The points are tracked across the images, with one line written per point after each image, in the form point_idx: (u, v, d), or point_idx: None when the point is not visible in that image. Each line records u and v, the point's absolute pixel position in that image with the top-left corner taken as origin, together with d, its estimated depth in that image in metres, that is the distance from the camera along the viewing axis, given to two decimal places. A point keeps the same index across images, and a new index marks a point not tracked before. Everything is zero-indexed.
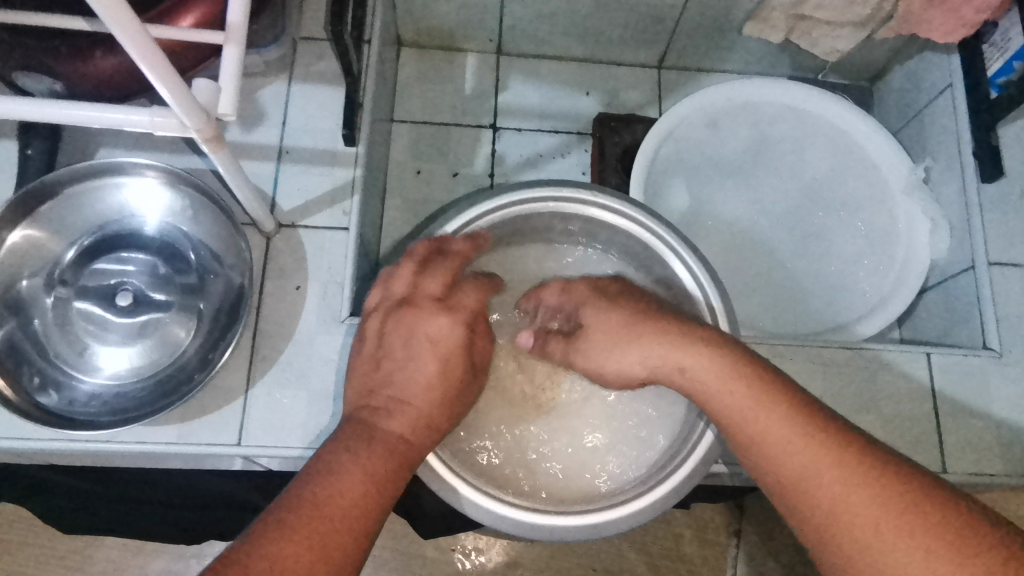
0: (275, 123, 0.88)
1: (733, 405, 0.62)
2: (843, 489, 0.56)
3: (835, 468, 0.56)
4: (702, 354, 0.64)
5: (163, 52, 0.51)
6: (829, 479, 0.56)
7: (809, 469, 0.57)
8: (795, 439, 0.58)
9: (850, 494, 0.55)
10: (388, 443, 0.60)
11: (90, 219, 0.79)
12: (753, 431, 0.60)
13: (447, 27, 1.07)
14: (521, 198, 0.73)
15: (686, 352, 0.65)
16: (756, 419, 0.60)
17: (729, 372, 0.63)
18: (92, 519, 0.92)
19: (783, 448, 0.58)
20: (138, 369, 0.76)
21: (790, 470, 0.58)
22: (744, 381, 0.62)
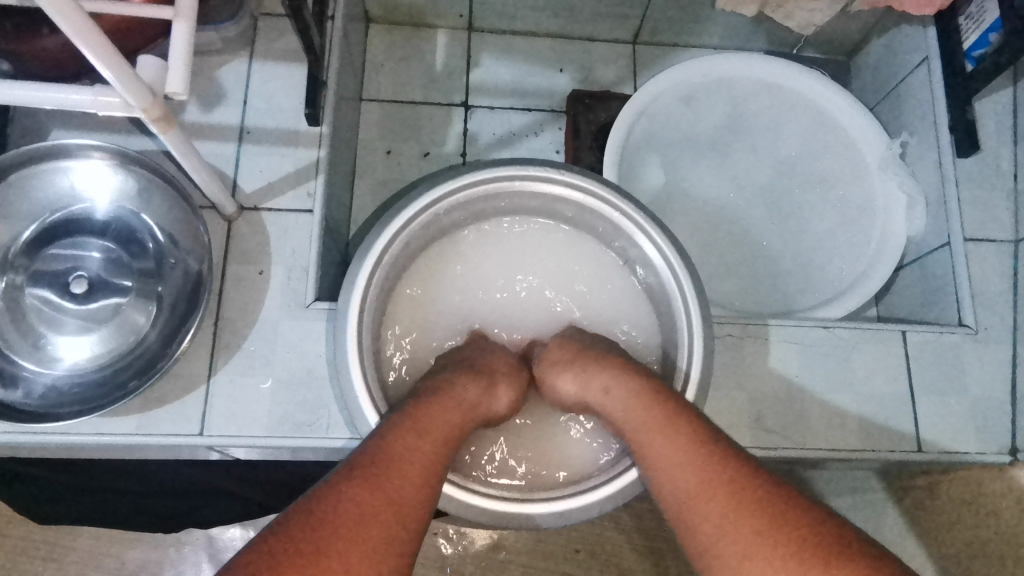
0: (236, 103, 0.86)
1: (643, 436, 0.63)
2: (746, 540, 0.55)
3: (738, 519, 0.56)
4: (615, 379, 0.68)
5: (98, 26, 0.47)
6: (736, 526, 0.55)
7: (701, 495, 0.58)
8: (705, 488, 0.58)
9: (757, 544, 0.54)
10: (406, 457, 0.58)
11: (41, 204, 0.76)
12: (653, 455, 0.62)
13: (415, 2, 1.04)
14: (489, 175, 0.71)
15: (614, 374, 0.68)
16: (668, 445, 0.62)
17: (635, 402, 0.65)
18: (61, 510, 0.89)
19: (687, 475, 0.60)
20: (95, 357, 0.73)
21: (699, 518, 0.58)
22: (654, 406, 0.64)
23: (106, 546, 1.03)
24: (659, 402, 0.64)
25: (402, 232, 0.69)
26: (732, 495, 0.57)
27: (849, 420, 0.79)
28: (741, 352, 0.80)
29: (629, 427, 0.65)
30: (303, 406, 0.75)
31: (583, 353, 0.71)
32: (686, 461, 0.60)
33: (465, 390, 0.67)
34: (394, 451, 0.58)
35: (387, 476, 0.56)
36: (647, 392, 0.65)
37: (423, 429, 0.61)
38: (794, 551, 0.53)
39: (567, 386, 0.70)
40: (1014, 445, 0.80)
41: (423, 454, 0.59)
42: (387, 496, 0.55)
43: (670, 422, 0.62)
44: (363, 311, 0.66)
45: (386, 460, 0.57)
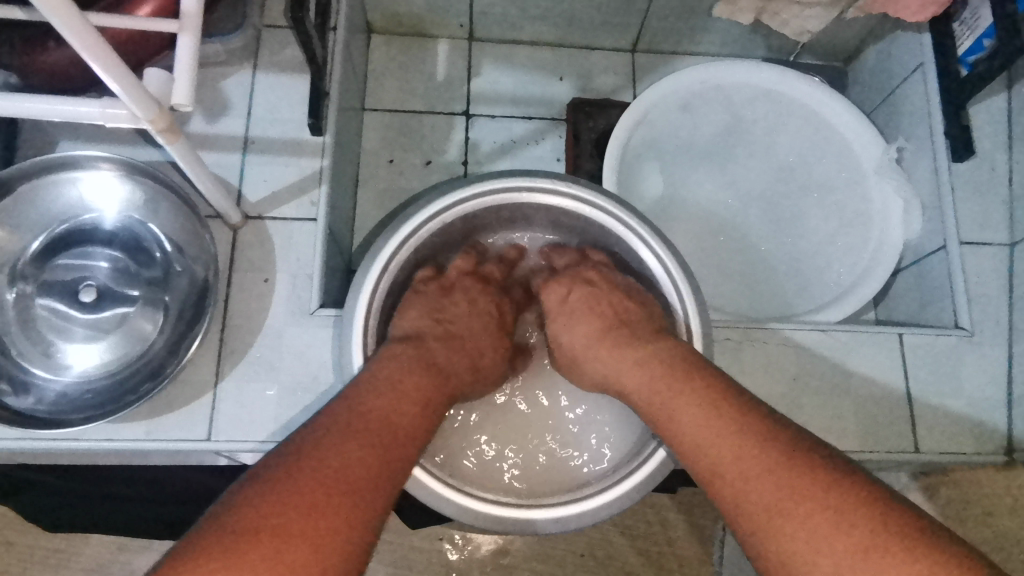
0: (240, 114, 0.87)
1: (665, 402, 0.64)
2: (755, 470, 0.57)
3: (744, 455, 0.58)
4: (641, 351, 0.69)
5: (105, 39, 0.49)
6: (745, 462, 0.58)
7: (741, 474, 0.58)
8: (706, 429, 0.61)
9: (764, 469, 0.57)
10: (369, 428, 0.59)
11: (50, 214, 0.77)
12: (675, 420, 0.63)
13: (417, 13, 1.06)
14: (494, 185, 0.73)
15: (629, 353, 0.70)
16: (685, 415, 0.62)
17: (663, 368, 0.66)
18: (70, 516, 0.91)
19: (716, 449, 0.60)
20: (103, 364, 0.74)
21: (713, 455, 0.60)
22: (681, 377, 0.64)
23: (116, 553, 1.04)
24: (679, 365, 0.65)
25: (408, 239, 0.71)
26: (737, 431, 0.60)
27: (847, 423, 0.80)
28: (740, 355, 0.81)
29: (643, 395, 0.67)
30: (308, 411, 0.76)
31: (611, 332, 0.73)
32: (689, 405, 0.63)
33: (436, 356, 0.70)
34: (360, 415, 0.60)
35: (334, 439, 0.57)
36: (672, 359, 0.66)
37: (379, 383, 0.63)
38: (795, 479, 0.56)
39: (603, 360, 0.72)
40: (1010, 443, 0.81)
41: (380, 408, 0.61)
42: (346, 451, 0.57)
43: (685, 377, 0.64)
44: (369, 318, 0.68)
45: (331, 428, 0.58)
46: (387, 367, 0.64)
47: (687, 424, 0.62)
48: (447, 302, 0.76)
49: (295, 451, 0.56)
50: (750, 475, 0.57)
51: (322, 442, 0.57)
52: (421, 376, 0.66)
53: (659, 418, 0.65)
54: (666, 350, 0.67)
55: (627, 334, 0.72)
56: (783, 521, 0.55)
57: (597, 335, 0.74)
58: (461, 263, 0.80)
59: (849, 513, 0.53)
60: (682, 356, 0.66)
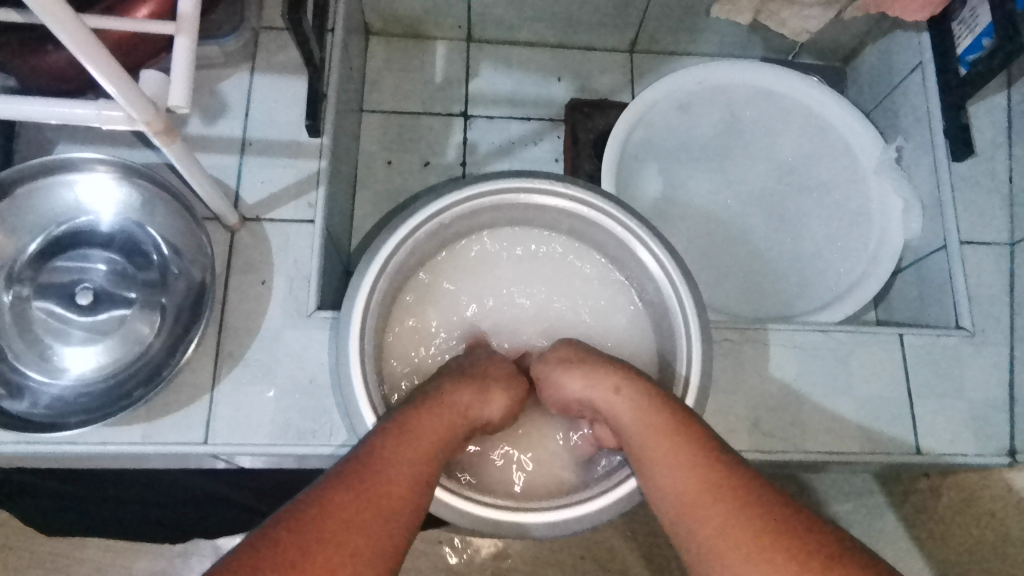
0: (237, 116, 0.87)
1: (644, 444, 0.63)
2: (757, 551, 0.55)
3: (745, 530, 0.56)
4: (615, 383, 0.68)
5: (101, 42, 0.48)
6: (747, 546, 0.55)
7: (723, 528, 0.57)
8: (692, 477, 0.60)
9: (762, 550, 0.55)
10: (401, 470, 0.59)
11: (47, 216, 0.77)
12: (655, 463, 0.62)
13: (414, 14, 1.05)
14: (492, 187, 0.72)
15: (599, 382, 0.69)
16: (670, 458, 0.62)
17: (641, 422, 0.64)
18: (68, 521, 0.91)
19: (698, 499, 0.59)
20: (101, 367, 0.74)
21: (709, 535, 0.57)
22: (662, 419, 0.64)
23: (114, 557, 1.04)
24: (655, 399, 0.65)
25: (406, 240, 0.70)
26: (722, 487, 0.59)
27: (847, 424, 0.80)
28: (740, 356, 0.81)
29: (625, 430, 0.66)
30: (306, 414, 0.76)
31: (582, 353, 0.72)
32: (673, 449, 0.62)
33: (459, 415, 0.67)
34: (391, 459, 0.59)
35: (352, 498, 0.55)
36: (647, 416, 0.64)
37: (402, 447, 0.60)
38: (804, 562, 0.54)
39: (579, 387, 0.70)
40: (1012, 446, 0.80)
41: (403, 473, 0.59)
42: (365, 513, 0.55)
43: (666, 430, 0.63)
44: (367, 318, 0.67)
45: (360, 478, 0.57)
46: (413, 427, 0.63)
47: (665, 476, 0.61)
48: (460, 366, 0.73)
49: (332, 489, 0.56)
50: (750, 558, 0.55)
51: (350, 493, 0.56)
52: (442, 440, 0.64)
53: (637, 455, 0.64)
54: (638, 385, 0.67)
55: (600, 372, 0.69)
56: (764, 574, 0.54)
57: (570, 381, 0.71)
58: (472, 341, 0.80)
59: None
60: (664, 419, 0.63)
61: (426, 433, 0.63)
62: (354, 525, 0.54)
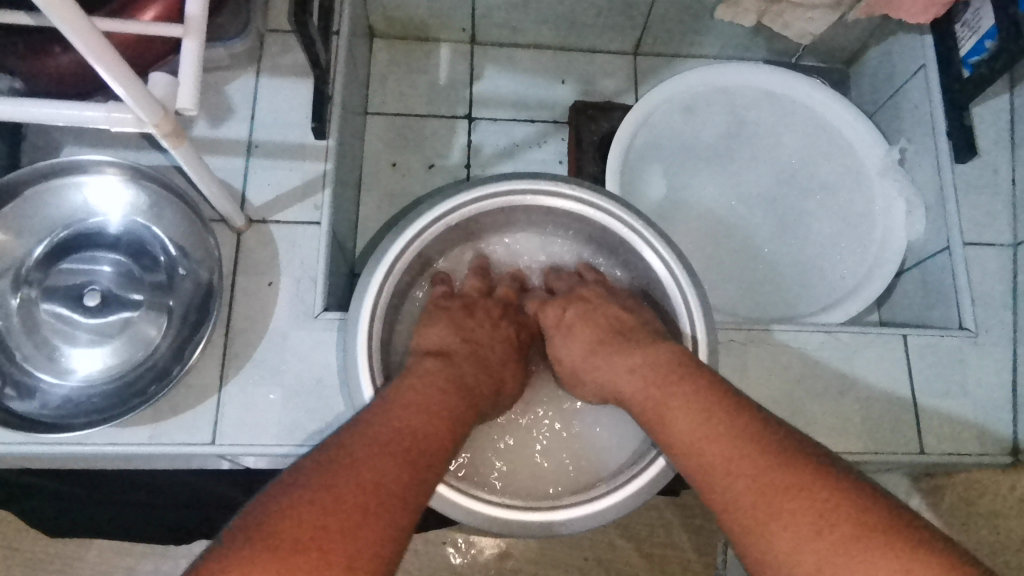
0: (243, 118, 0.87)
1: (656, 404, 0.64)
2: (744, 467, 0.56)
3: (733, 453, 0.57)
4: (636, 359, 0.68)
5: (112, 45, 0.49)
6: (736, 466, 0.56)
7: (731, 467, 0.57)
8: (699, 425, 0.60)
9: (748, 466, 0.56)
10: (402, 435, 0.58)
11: (54, 218, 0.77)
12: (667, 418, 0.63)
13: (419, 16, 1.06)
14: (498, 187, 0.73)
15: (620, 360, 0.69)
16: (675, 409, 0.62)
17: (652, 374, 0.66)
18: (73, 523, 0.91)
19: (705, 446, 0.59)
20: (108, 368, 0.74)
21: (705, 457, 0.59)
22: (674, 375, 0.64)
23: (118, 558, 1.04)
24: (673, 364, 0.65)
25: (413, 242, 0.71)
26: (727, 430, 0.58)
27: (851, 424, 0.80)
28: (745, 358, 0.81)
29: (637, 391, 0.66)
30: (312, 414, 0.76)
31: (607, 340, 0.72)
32: (677, 403, 0.62)
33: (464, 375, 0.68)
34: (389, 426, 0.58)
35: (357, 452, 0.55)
36: (660, 362, 0.66)
37: (404, 401, 0.61)
38: (784, 478, 0.54)
39: (598, 360, 0.71)
40: (1016, 445, 0.81)
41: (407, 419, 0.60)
42: (375, 457, 0.55)
43: (675, 385, 0.63)
44: (374, 320, 0.68)
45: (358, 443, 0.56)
46: (413, 386, 0.64)
47: (676, 430, 0.61)
48: (472, 321, 0.75)
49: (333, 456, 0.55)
50: (739, 477, 0.56)
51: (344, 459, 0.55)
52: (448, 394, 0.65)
53: (652, 411, 0.64)
54: (662, 354, 0.66)
55: (618, 343, 0.71)
56: (780, 516, 0.52)
57: (592, 345, 0.73)
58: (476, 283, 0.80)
59: (837, 509, 0.51)
60: (671, 360, 0.65)
61: (422, 399, 0.62)
62: (369, 468, 0.54)
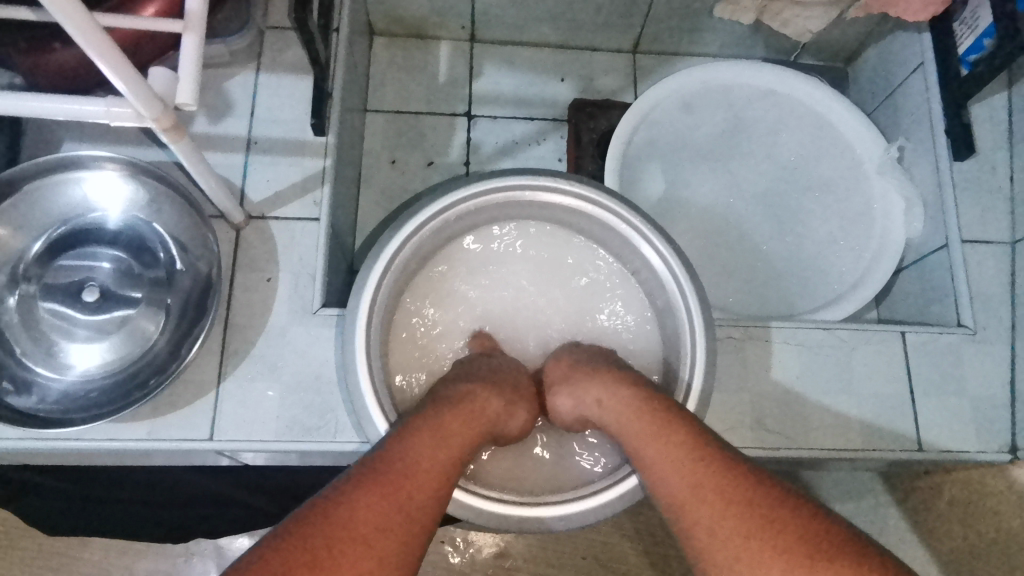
0: (243, 115, 0.87)
1: (636, 446, 0.63)
2: (736, 522, 0.55)
3: (727, 503, 0.57)
4: (610, 394, 0.68)
5: (112, 39, 0.49)
6: (727, 524, 0.56)
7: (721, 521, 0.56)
8: (687, 474, 0.59)
9: (738, 523, 0.55)
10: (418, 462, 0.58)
11: (54, 213, 0.77)
12: (649, 464, 0.62)
13: (419, 14, 1.06)
14: (495, 184, 0.73)
15: (596, 394, 0.69)
16: (660, 454, 0.61)
17: (641, 427, 0.64)
18: (69, 524, 0.90)
19: (692, 497, 0.58)
20: (107, 364, 0.74)
21: (695, 511, 0.58)
22: (655, 418, 0.63)
23: (116, 557, 1.04)
24: (648, 404, 0.65)
25: (413, 236, 0.71)
26: (718, 481, 0.58)
27: (850, 421, 0.80)
28: (743, 354, 0.81)
29: (617, 428, 0.66)
30: (311, 410, 0.76)
31: (578, 369, 0.73)
32: (661, 446, 0.62)
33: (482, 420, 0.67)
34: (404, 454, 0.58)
35: (368, 489, 0.55)
36: (650, 418, 0.64)
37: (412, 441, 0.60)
38: (783, 535, 0.54)
39: (574, 391, 0.71)
40: (1014, 443, 0.81)
41: (423, 459, 0.59)
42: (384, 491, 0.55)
43: (658, 429, 0.62)
44: (373, 313, 0.68)
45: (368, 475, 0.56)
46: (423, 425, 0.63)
47: (659, 475, 0.61)
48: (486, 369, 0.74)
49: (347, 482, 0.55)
50: (729, 537, 0.55)
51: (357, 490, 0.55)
52: (463, 434, 0.64)
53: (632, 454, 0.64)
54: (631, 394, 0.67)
55: (593, 376, 0.71)
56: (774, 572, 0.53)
57: (566, 376, 0.73)
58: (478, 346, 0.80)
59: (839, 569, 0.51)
60: (661, 413, 0.64)
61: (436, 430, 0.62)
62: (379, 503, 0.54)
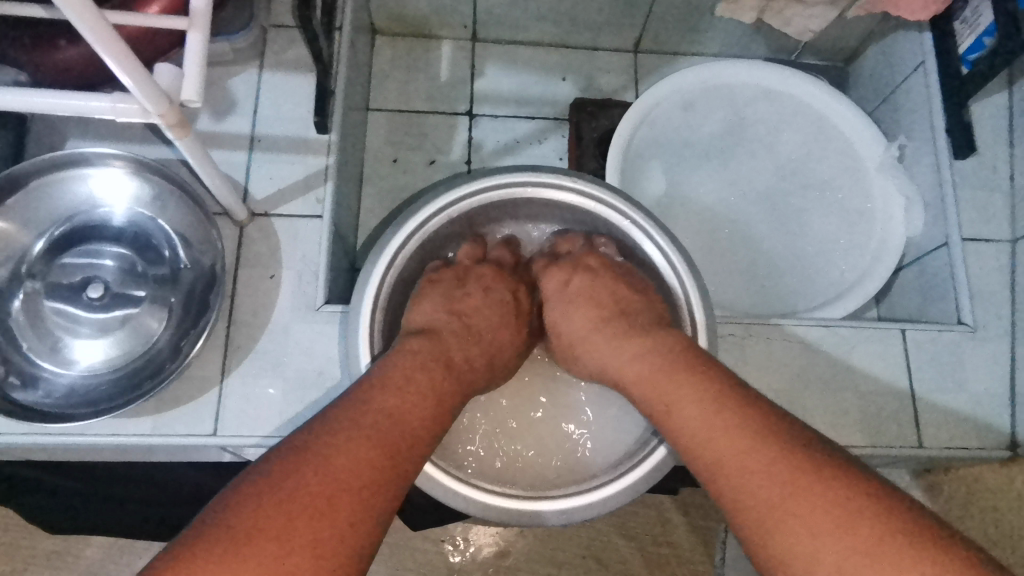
0: (246, 113, 0.88)
1: (660, 399, 0.64)
2: (754, 463, 0.56)
3: (752, 453, 0.57)
4: (636, 347, 0.69)
5: (119, 35, 0.49)
6: (748, 467, 0.57)
7: (749, 465, 0.57)
8: (718, 423, 0.60)
9: (757, 462, 0.56)
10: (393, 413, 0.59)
11: (59, 210, 0.78)
12: (680, 409, 0.62)
13: (421, 13, 1.06)
14: (498, 180, 0.73)
15: (626, 346, 0.70)
16: (690, 411, 0.62)
17: (659, 360, 0.66)
18: (75, 516, 0.91)
19: (721, 445, 0.59)
20: (111, 360, 0.75)
21: (715, 453, 0.59)
22: (677, 368, 0.64)
23: (118, 555, 1.04)
24: (678, 357, 0.65)
25: (415, 233, 0.71)
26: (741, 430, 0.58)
27: (850, 418, 0.81)
28: (743, 351, 0.81)
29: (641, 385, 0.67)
30: (314, 406, 0.76)
31: (610, 318, 0.73)
32: (688, 401, 0.62)
33: (450, 350, 0.70)
34: (376, 400, 0.59)
35: (336, 440, 0.55)
36: (666, 354, 0.66)
37: (387, 385, 0.61)
38: (797, 477, 0.54)
39: (600, 346, 0.72)
40: (1015, 438, 0.81)
41: (399, 407, 0.60)
42: (360, 440, 0.56)
43: (687, 377, 0.63)
44: (376, 309, 0.68)
45: (348, 425, 0.57)
46: (399, 363, 0.64)
47: (682, 425, 0.62)
48: (462, 300, 0.76)
49: (323, 430, 0.56)
50: (749, 477, 0.56)
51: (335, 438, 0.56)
52: (435, 371, 0.66)
53: (660, 401, 0.64)
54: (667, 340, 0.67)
55: (622, 326, 0.72)
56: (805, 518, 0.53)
57: (593, 323, 0.74)
58: (469, 251, 0.80)
59: (849, 512, 0.52)
60: (671, 357, 0.65)
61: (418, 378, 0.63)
62: (354, 454, 0.55)
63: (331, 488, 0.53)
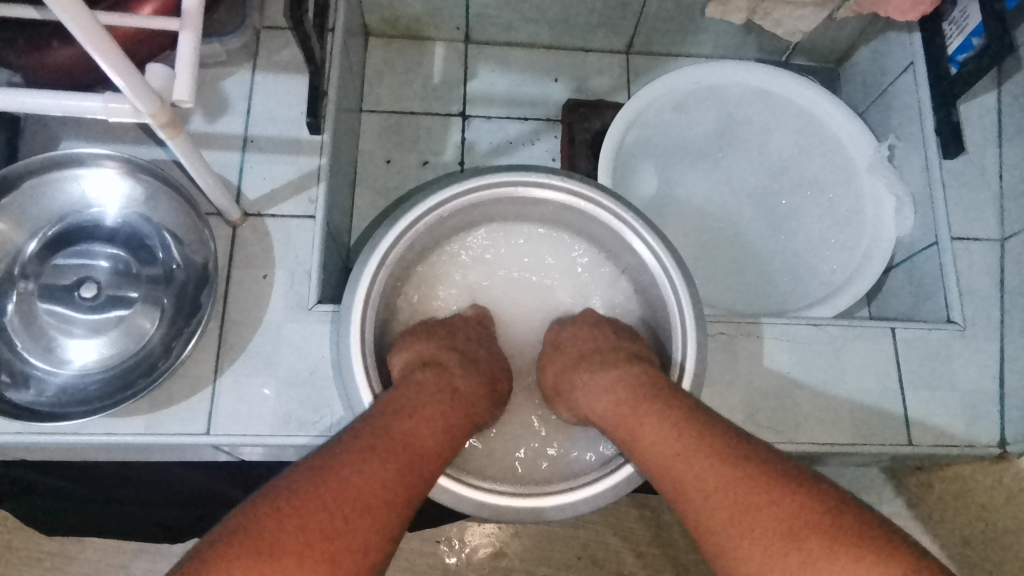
0: (239, 113, 0.88)
1: (626, 433, 0.65)
2: (696, 487, 0.58)
3: (708, 476, 0.58)
4: (605, 379, 0.70)
5: (109, 35, 0.49)
6: (704, 493, 0.58)
7: (706, 490, 0.58)
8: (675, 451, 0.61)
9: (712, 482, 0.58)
10: (407, 436, 0.60)
11: (53, 211, 0.78)
12: (640, 443, 0.63)
13: (414, 15, 1.07)
14: (489, 178, 0.74)
15: (599, 378, 0.70)
16: (651, 441, 0.63)
17: (630, 392, 0.67)
18: (67, 521, 0.91)
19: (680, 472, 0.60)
20: (104, 360, 0.75)
21: (674, 474, 0.60)
22: (641, 398, 0.65)
23: (112, 557, 1.04)
24: (641, 386, 0.66)
25: (406, 232, 0.72)
26: (697, 455, 0.59)
27: (841, 416, 0.81)
28: (734, 349, 0.82)
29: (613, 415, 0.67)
30: (306, 406, 0.77)
31: (585, 356, 0.74)
32: (649, 429, 0.63)
33: (458, 382, 0.70)
34: (393, 424, 0.61)
35: (356, 463, 0.56)
36: (635, 384, 0.67)
37: (401, 414, 0.62)
38: (734, 498, 0.56)
39: (576, 379, 0.73)
40: (1002, 437, 0.81)
41: (410, 431, 0.61)
42: (371, 463, 0.57)
43: (642, 408, 0.64)
44: (367, 308, 0.68)
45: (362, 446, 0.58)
46: (409, 393, 0.65)
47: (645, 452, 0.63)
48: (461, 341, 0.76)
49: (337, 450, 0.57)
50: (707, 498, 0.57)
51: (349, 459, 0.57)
52: (444, 402, 0.66)
53: (623, 434, 0.66)
54: (629, 371, 0.69)
55: (587, 363, 0.73)
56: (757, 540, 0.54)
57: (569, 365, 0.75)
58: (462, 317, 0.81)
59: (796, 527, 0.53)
60: (634, 387, 0.67)
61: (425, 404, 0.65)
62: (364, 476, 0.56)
63: (351, 513, 0.54)
